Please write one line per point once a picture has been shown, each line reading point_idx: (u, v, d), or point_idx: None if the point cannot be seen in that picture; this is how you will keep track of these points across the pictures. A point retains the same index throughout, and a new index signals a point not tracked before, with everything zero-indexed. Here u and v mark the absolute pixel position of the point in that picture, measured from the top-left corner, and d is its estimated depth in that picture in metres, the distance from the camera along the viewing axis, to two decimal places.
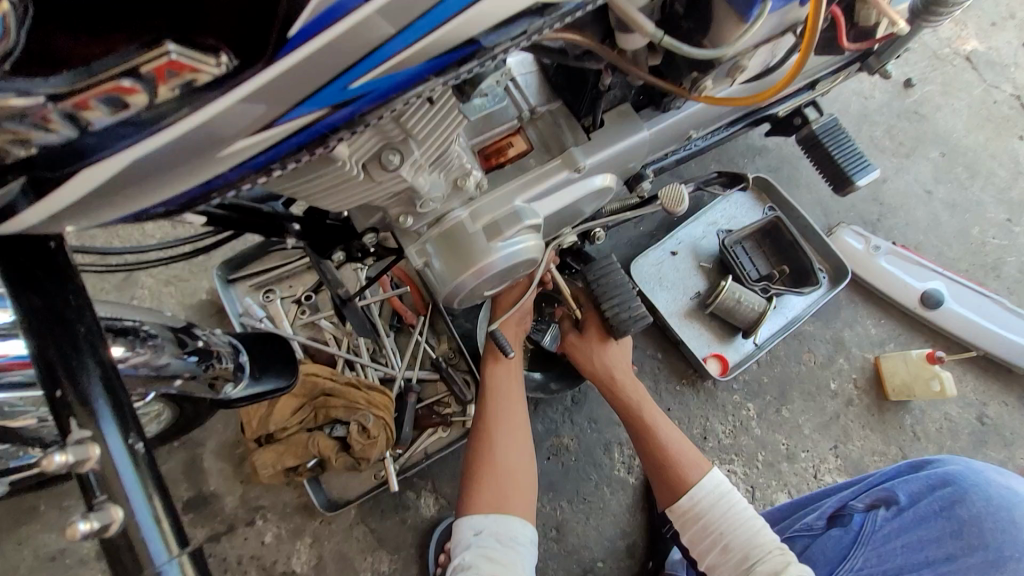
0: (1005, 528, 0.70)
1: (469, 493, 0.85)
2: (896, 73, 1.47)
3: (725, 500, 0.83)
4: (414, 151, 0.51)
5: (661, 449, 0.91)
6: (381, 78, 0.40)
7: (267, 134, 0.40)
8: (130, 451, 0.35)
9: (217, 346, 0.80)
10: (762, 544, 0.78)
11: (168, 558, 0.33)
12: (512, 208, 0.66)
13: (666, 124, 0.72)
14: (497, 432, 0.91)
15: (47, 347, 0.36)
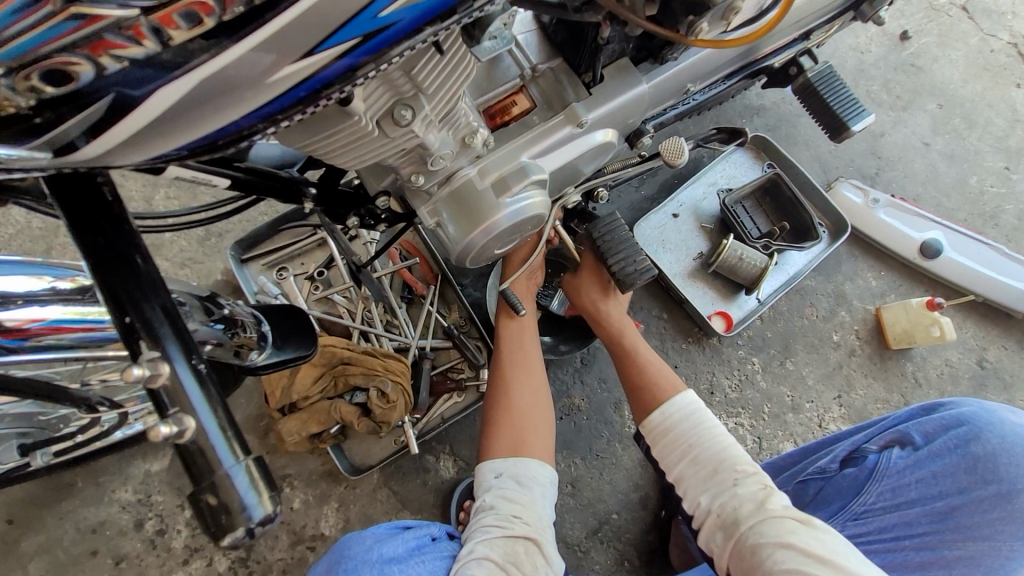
0: (1018, 463, 0.72)
1: (484, 441, 0.90)
2: (892, 26, 1.48)
3: (696, 415, 0.91)
4: (424, 106, 0.53)
5: (644, 372, 1.00)
6: (407, 7, 0.42)
7: (295, 68, 0.40)
8: (195, 371, 0.37)
9: (242, 317, 0.85)
10: (738, 466, 0.84)
11: (234, 462, 0.36)
12: (519, 163, 0.69)
13: (665, 76, 0.74)
14: (510, 382, 0.94)
15: (111, 278, 0.38)
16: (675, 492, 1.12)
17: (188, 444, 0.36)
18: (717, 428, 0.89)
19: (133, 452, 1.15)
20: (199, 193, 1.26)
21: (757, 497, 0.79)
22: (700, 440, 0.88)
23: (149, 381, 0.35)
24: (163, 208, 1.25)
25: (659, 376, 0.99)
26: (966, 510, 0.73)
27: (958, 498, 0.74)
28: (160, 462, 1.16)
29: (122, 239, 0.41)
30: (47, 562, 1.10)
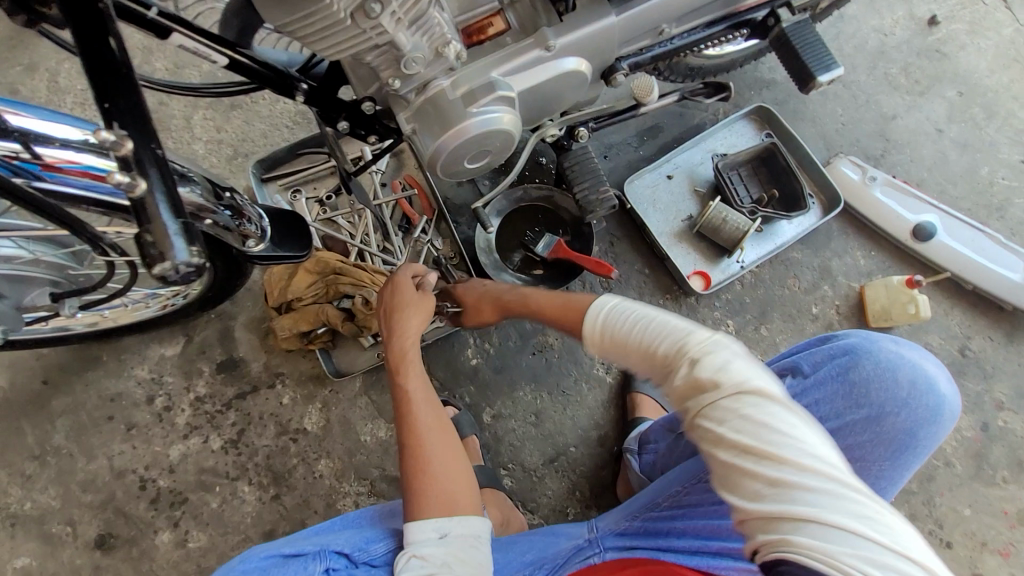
0: (887, 387, 0.78)
1: (411, 502, 0.79)
2: (921, 10, 1.45)
3: (624, 310, 0.79)
4: (392, 3, 0.62)
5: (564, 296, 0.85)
6: None
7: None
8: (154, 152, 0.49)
9: (248, 211, 0.95)
10: (677, 347, 0.71)
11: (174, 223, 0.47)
12: (489, 79, 0.76)
13: (636, 11, 0.79)
14: (426, 442, 0.82)
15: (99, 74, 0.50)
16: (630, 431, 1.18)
17: (139, 197, 0.47)
18: (655, 320, 0.75)
19: (151, 337, 1.30)
20: (233, 117, 1.40)
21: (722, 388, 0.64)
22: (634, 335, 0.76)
23: (113, 146, 0.46)
24: (201, 127, 1.40)
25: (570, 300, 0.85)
26: (841, 432, 0.78)
27: (837, 421, 0.79)
28: (172, 348, 1.30)
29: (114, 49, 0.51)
30: (72, 421, 1.26)
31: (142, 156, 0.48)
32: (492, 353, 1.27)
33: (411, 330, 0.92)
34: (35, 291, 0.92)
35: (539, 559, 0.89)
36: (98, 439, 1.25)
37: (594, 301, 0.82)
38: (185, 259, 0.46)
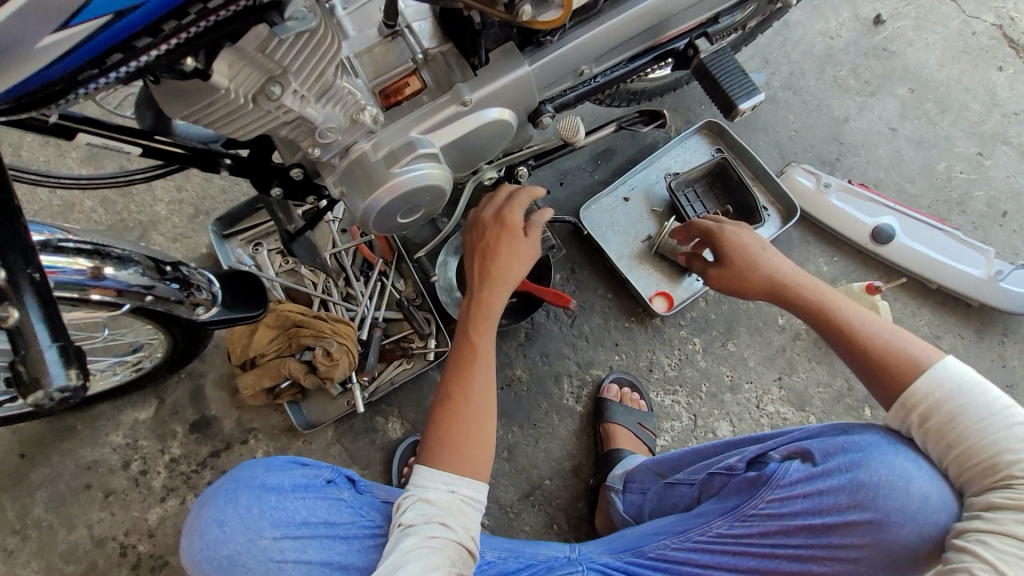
0: (897, 497, 0.72)
1: (431, 444, 0.76)
2: (866, 10, 1.45)
3: (965, 388, 0.71)
4: (291, 83, 0.62)
5: (890, 337, 0.76)
6: None
7: (65, 34, 0.46)
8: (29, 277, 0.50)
9: (196, 279, 0.95)
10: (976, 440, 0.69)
11: (47, 345, 0.48)
12: (409, 138, 0.77)
13: (551, 58, 0.79)
14: (473, 403, 0.78)
15: None
16: (602, 460, 1.17)
17: (14, 327, 0.48)
18: (954, 415, 0.70)
19: (124, 402, 1.31)
20: (191, 176, 1.42)
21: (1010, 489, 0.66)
22: (967, 421, 0.70)
23: None
24: (160, 189, 1.41)
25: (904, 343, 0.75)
26: (840, 531, 0.75)
27: (835, 517, 0.76)
28: (145, 411, 1.31)
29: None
30: (50, 492, 1.27)
31: (18, 281, 0.49)
32: None
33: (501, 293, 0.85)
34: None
35: (518, 550, 0.88)
36: (77, 508, 1.26)
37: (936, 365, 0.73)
38: (60, 384, 0.47)
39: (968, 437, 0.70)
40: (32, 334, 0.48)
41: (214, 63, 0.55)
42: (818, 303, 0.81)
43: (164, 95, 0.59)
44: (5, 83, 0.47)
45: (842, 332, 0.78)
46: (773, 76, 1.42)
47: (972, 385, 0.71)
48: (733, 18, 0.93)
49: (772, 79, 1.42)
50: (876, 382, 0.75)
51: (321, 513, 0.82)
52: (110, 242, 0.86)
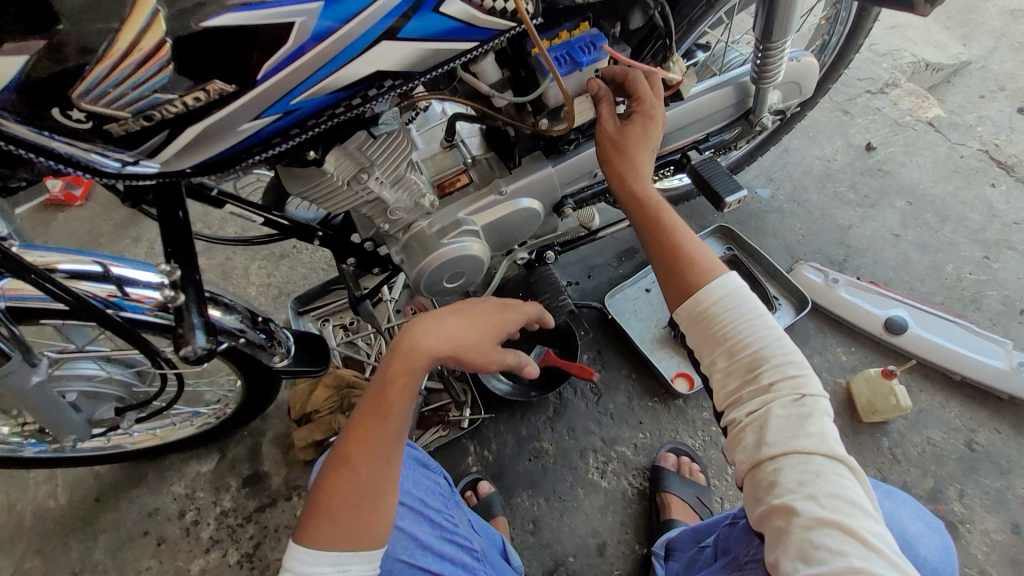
0: None
1: (308, 522, 0.72)
2: (857, 139, 1.68)
3: (744, 305, 0.72)
4: (375, 171, 0.88)
5: (690, 250, 0.77)
6: (339, 55, 0.61)
7: (246, 128, 0.64)
8: (193, 275, 0.72)
9: (280, 334, 1.16)
10: (769, 363, 0.69)
11: (197, 320, 0.71)
12: (456, 218, 0.99)
13: (569, 162, 1.03)
14: (358, 465, 0.74)
15: (165, 226, 0.72)
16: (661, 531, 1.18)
17: (178, 306, 0.71)
18: (755, 335, 0.71)
19: (191, 454, 1.46)
20: (282, 267, 1.73)
21: (780, 405, 0.66)
22: (742, 334, 0.71)
23: (167, 276, 0.71)
24: (256, 275, 1.72)
25: (699, 257, 0.76)
26: None
27: None
28: (207, 464, 1.45)
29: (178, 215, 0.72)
30: (112, 536, 1.38)
31: (187, 281, 0.72)
32: (490, 459, 1.34)
33: (428, 341, 0.79)
34: (103, 407, 1.12)
35: None
36: (131, 554, 1.36)
37: (724, 283, 0.74)
38: (202, 347, 0.70)
39: (740, 345, 0.70)
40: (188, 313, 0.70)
41: (327, 154, 0.81)
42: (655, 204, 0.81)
43: (292, 176, 0.84)
44: (188, 162, 0.66)
45: (665, 235, 0.79)
46: (778, 191, 1.62)
47: (753, 297, 0.74)
48: (722, 138, 1.15)
49: (777, 193, 1.62)
50: (675, 279, 0.76)
51: (421, 491, 0.94)
52: (224, 293, 1.08)
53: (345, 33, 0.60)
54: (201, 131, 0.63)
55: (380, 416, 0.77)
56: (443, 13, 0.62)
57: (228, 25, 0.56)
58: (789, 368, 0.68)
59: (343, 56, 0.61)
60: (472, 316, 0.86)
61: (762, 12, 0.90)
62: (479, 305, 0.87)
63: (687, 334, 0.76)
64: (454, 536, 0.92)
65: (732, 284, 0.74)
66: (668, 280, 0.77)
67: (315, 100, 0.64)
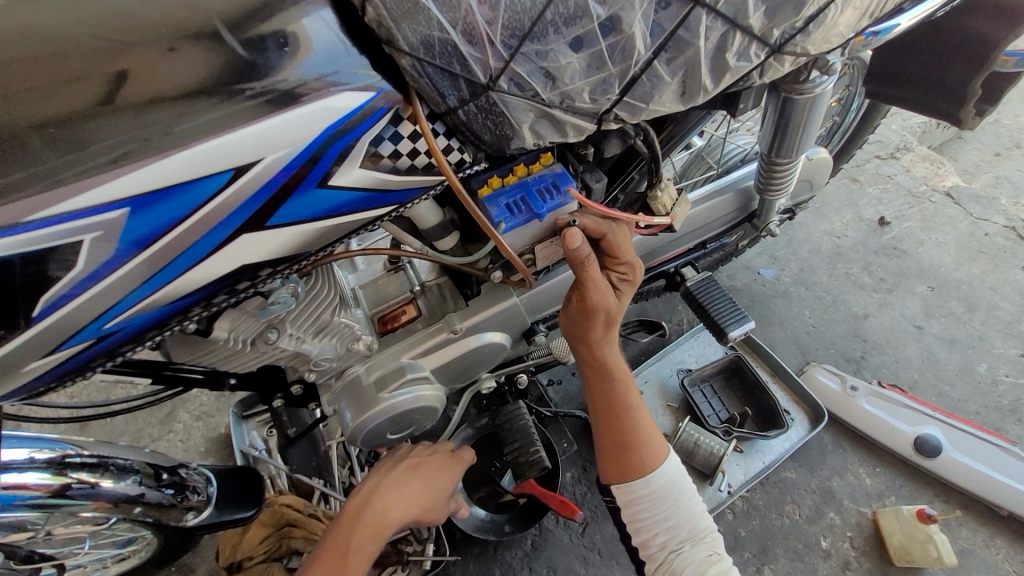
0: None
1: None
2: (869, 212, 1.51)
3: (680, 487, 0.74)
4: (288, 327, 0.69)
5: (642, 426, 0.76)
6: (190, 251, 0.48)
7: (61, 352, 0.48)
8: None
9: (194, 481, 0.96)
10: (692, 526, 0.73)
11: None
12: (400, 363, 0.80)
13: (539, 289, 0.86)
14: None
15: None
16: None
17: None
18: (685, 506, 0.74)
19: None
20: None
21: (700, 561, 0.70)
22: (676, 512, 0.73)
23: None
24: None
25: (649, 436, 0.75)
26: None
27: None
28: None
29: None
30: None
31: None
32: None
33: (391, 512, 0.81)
34: None
35: None
36: None
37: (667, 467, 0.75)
38: None
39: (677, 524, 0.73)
40: None
41: (217, 320, 0.63)
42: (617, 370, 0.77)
43: (176, 346, 0.65)
44: None
45: (622, 404, 0.76)
46: (784, 272, 1.45)
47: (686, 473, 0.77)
48: (721, 243, 0.98)
49: (782, 275, 1.44)
50: (629, 455, 0.74)
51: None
52: (114, 451, 0.88)
53: (191, 225, 0.47)
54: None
55: None
56: (333, 185, 0.51)
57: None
58: (706, 532, 0.73)
59: (195, 252, 0.48)
60: (424, 478, 0.87)
61: (769, 121, 0.71)
62: (434, 462, 0.89)
63: (624, 511, 0.75)
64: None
65: (675, 467, 0.75)
66: (617, 454, 0.75)
67: (165, 303, 0.50)
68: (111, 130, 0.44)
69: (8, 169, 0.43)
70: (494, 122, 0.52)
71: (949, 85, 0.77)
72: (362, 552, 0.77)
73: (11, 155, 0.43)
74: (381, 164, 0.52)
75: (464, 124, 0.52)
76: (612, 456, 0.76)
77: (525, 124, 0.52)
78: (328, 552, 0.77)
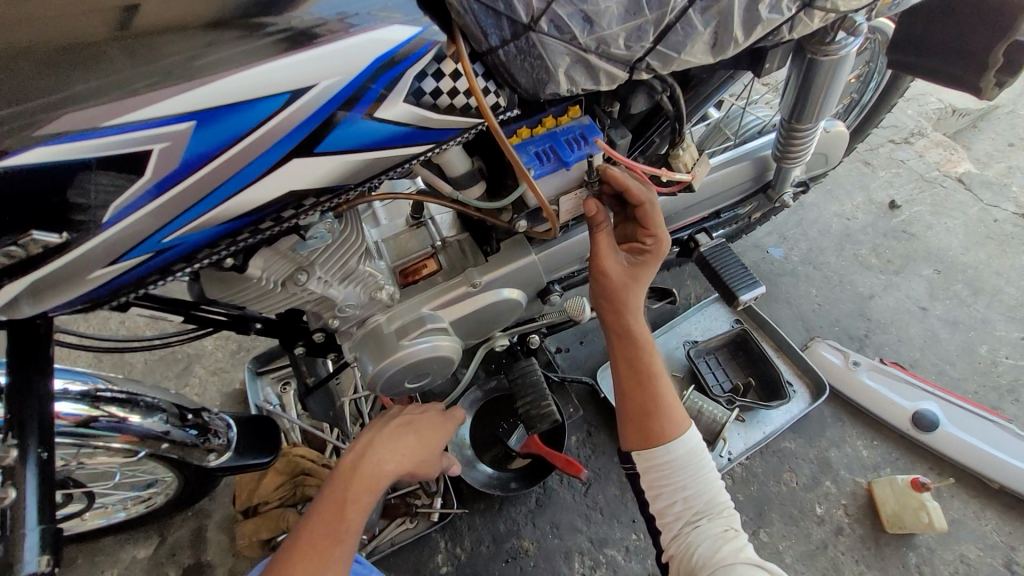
0: None
1: None
2: (880, 195, 1.53)
3: (699, 461, 0.76)
4: (317, 271, 0.72)
5: (665, 396, 0.78)
6: (240, 173, 0.51)
7: (115, 265, 0.52)
8: (36, 459, 0.56)
9: (216, 425, 1.00)
10: (709, 500, 0.75)
11: (34, 523, 0.54)
12: (420, 314, 0.84)
13: (555, 249, 0.89)
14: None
15: (11, 393, 0.57)
16: None
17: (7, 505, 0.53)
18: (703, 480, 0.76)
19: (128, 536, 1.27)
20: None
21: (715, 535, 0.72)
22: (695, 484, 0.75)
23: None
24: None
25: (671, 407, 0.77)
26: None
27: None
28: (144, 550, 1.26)
29: (30, 383, 0.58)
30: None
31: (21, 464, 0.55)
32: (463, 559, 1.19)
33: (387, 465, 0.82)
34: None
35: None
36: None
37: (687, 439, 0.77)
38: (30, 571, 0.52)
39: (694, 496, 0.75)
40: (21, 516, 0.53)
41: (252, 259, 0.66)
42: (644, 340, 0.79)
43: (211, 284, 0.68)
44: (50, 304, 0.52)
45: (647, 373, 0.78)
46: (792, 251, 1.46)
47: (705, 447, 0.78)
48: (735, 213, 1.00)
49: (791, 254, 1.46)
50: (649, 424, 0.77)
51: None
52: (142, 390, 0.92)
53: (243, 147, 0.49)
54: (52, 272, 0.50)
55: (331, 537, 0.74)
56: (377, 118, 0.53)
57: (67, 158, 0.45)
58: (723, 507, 0.75)
59: (245, 176, 0.51)
60: (416, 434, 0.89)
61: (793, 83, 0.74)
62: (426, 419, 0.92)
63: (642, 477, 0.78)
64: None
65: (696, 440, 0.77)
66: (639, 421, 0.77)
67: (214, 225, 0.53)
68: (164, 51, 0.48)
69: (86, 77, 0.47)
70: (532, 65, 0.53)
71: (973, 50, 0.78)
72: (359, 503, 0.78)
73: (45, 71, 0.47)
74: (423, 102, 0.54)
75: (503, 65, 0.53)
76: (634, 422, 0.78)
77: (561, 68, 0.54)
78: (326, 505, 0.76)
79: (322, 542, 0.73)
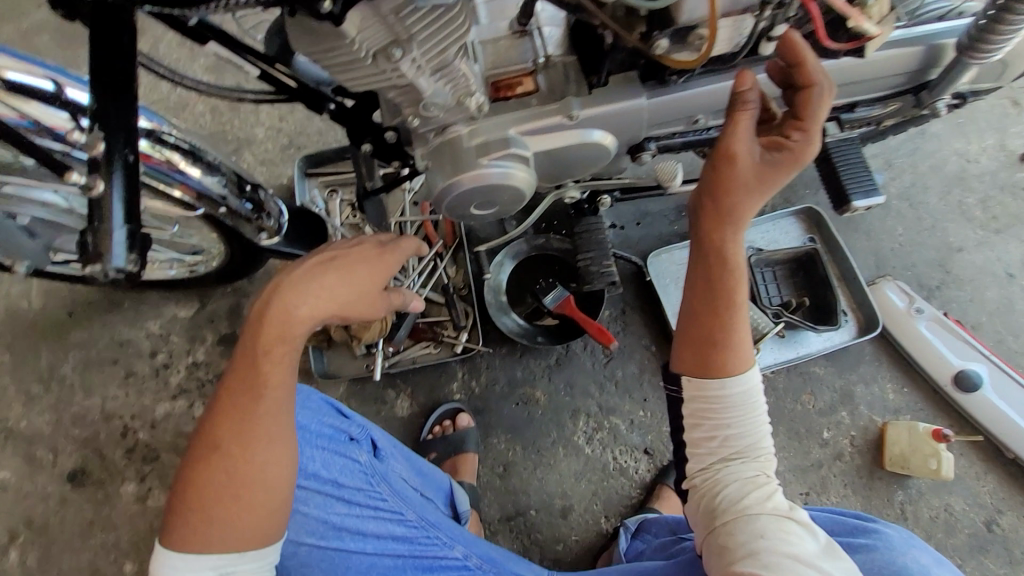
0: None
1: (182, 525, 0.67)
2: (1017, 142, 1.34)
3: (751, 402, 0.72)
4: (414, 49, 0.64)
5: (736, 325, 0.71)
6: None
7: None
8: (125, 160, 0.58)
9: (268, 206, 0.99)
10: (750, 445, 0.72)
11: (120, 222, 0.58)
12: (505, 135, 0.76)
13: (668, 97, 0.78)
14: (223, 449, 0.69)
15: (98, 90, 0.58)
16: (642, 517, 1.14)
17: (98, 196, 0.58)
18: (749, 423, 0.72)
19: (170, 295, 1.34)
20: (296, 111, 1.48)
21: (746, 481, 0.70)
22: (740, 426, 0.72)
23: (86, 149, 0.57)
24: (266, 115, 1.48)
25: (739, 340, 0.71)
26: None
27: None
28: (186, 311, 1.33)
29: (119, 86, 0.59)
30: (82, 356, 1.29)
31: (111, 159, 0.58)
32: (476, 392, 1.26)
33: (306, 307, 0.71)
34: (65, 236, 1.01)
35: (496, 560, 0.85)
36: (99, 379, 1.28)
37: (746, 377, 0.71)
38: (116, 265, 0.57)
39: (735, 438, 0.71)
40: (109, 210, 0.57)
41: (349, 13, 0.57)
42: (734, 259, 0.71)
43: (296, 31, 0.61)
44: None
45: (729, 294, 0.71)
46: (893, 181, 1.32)
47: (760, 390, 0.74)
48: (872, 109, 0.87)
49: (890, 184, 1.32)
50: (710, 351, 0.71)
51: (332, 471, 0.83)
52: (206, 148, 0.89)
53: None
54: None
55: (249, 398, 0.70)
56: None
57: None
58: (760, 454, 0.72)
59: None
60: (352, 270, 0.74)
61: None
62: (364, 254, 0.76)
63: (685, 404, 0.74)
64: (377, 515, 0.82)
65: (754, 380, 0.72)
66: (703, 344, 0.72)
67: None
68: None
69: None
70: None
71: None
72: (278, 351, 0.71)
73: None
74: None
75: None
76: (695, 344, 0.72)
77: None
78: (242, 361, 0.71)
79: (242, 402, 0.70)
